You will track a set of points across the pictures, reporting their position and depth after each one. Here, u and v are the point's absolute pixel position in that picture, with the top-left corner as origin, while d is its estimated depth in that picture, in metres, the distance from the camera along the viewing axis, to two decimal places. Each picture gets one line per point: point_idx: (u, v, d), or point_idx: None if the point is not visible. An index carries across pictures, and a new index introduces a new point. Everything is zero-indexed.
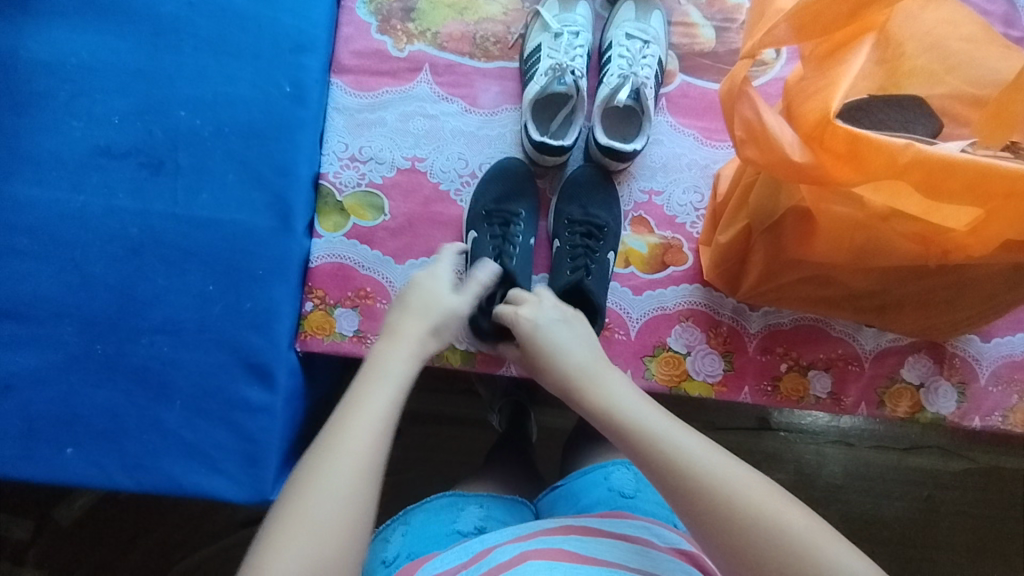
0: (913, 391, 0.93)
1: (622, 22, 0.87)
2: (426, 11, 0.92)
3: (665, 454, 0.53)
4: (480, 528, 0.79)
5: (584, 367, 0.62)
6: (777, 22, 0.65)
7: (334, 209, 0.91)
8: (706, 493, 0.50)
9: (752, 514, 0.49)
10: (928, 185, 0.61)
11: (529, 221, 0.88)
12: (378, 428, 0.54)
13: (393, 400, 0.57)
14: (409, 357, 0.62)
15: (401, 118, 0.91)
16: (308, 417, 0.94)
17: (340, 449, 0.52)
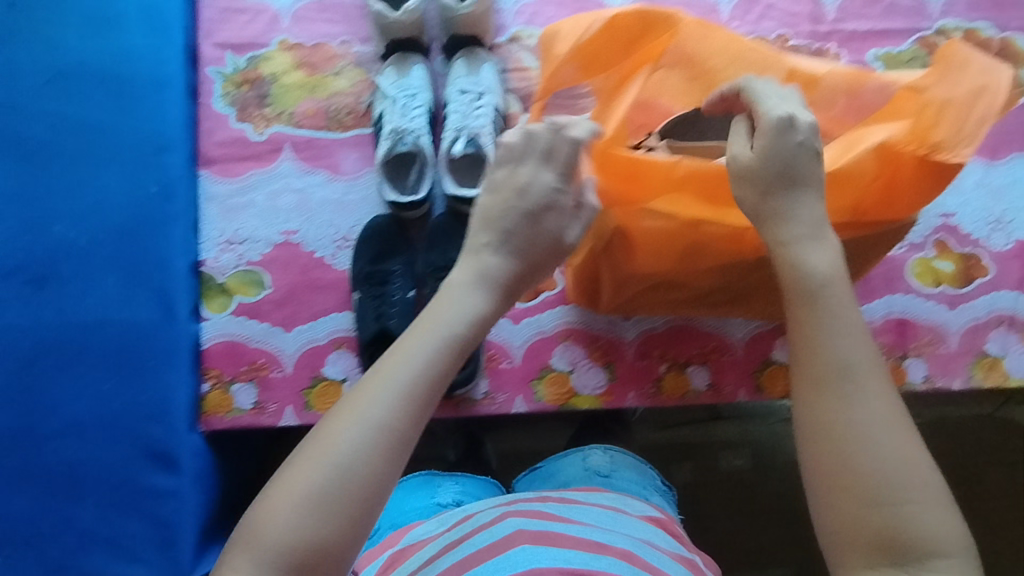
0: (786, 370, 1.00)
1: (454, 80, 0.93)
2: (278, 95, 0.98)
3: (834, 351, 0.52)
4: (457, 501, 0.93)
5: (825, 272, 0.56)
6: (560, 64, 0.75)
7: (217, 291, 0.96)
8: (873, 449, 0.49)
9: (885, 438, 0.49)
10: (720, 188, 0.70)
11: (406, 273, 0.91)
12: (403, 392, 0.50)
13: (433, 356, 0.52)
14: (469, 300, 0.56)
15: (269, 197, 0.97)
16: (227, 491, 0.98)
17: (363, 401, 0.50)
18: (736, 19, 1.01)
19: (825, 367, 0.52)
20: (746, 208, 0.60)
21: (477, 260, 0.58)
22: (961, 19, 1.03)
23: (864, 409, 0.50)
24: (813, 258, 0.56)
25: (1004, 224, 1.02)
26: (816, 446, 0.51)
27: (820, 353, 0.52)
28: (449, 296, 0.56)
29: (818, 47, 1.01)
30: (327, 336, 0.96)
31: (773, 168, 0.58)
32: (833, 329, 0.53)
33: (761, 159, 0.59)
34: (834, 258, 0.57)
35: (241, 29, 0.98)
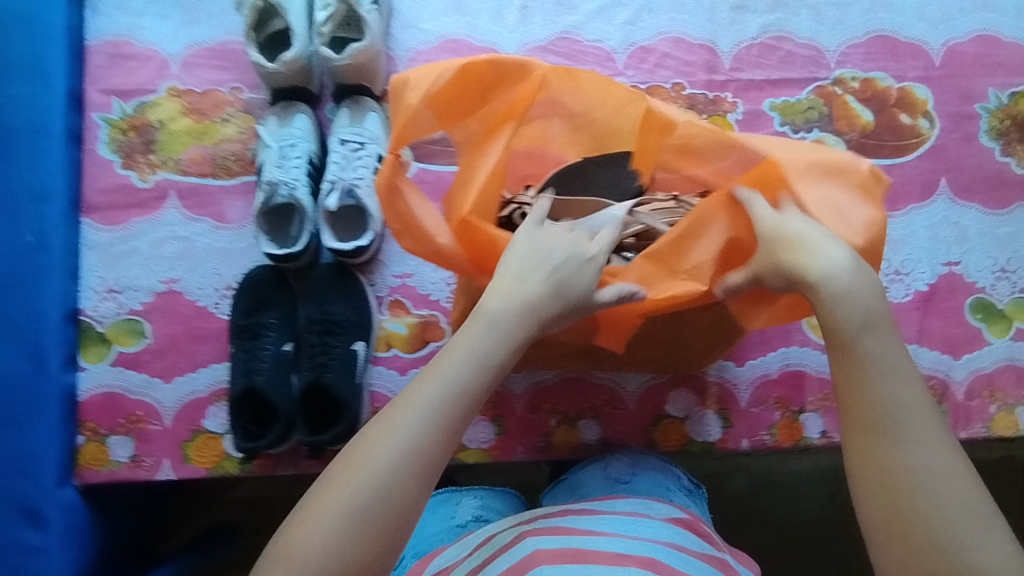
0: (679, 424, 0.98)
1: (337, 130, 0.93)
2: (165, 141, 0.96)
3: (881, 398, 0.59)
4: (478, 517, 0.89)
5: (861, 318, 0.61)
6: (419, 110, 0.67)
7: (96, 340, 0.94)
8: (910, 477, 0.57)
9: (936, 480, 0.56)
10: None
11: (281, 327, 0.90)
12: (434, 415, 0.58)
13: (466, 381, 0.60)
14: (497, 330, 0.63)
15: (152, 245, 0.96)
16: (110, 545, 0.96)
17: (394, 426, 0.57)
18: (631, 67, 1.01)
19: (865, 418, 0.59)
20: (783, 271, 0.63)
21: (514, 290, 0.64)
22: (857, 69, 1.02)
23: (913, 450, 0.57)
24: (840, 310, 0.61)
25: (903, 275, 1.01)
26: (874, 490, 0.58)
27: (867, 400, 0.60)
28: (467, 330, 0.63)
29: (714, 96, 1.01)
30: (208, 387, 0.94)
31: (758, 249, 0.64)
32: (893, 375, 0.60)
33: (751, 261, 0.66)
34: (862, 297, 0.61)
35: (128, 75, 0.97)
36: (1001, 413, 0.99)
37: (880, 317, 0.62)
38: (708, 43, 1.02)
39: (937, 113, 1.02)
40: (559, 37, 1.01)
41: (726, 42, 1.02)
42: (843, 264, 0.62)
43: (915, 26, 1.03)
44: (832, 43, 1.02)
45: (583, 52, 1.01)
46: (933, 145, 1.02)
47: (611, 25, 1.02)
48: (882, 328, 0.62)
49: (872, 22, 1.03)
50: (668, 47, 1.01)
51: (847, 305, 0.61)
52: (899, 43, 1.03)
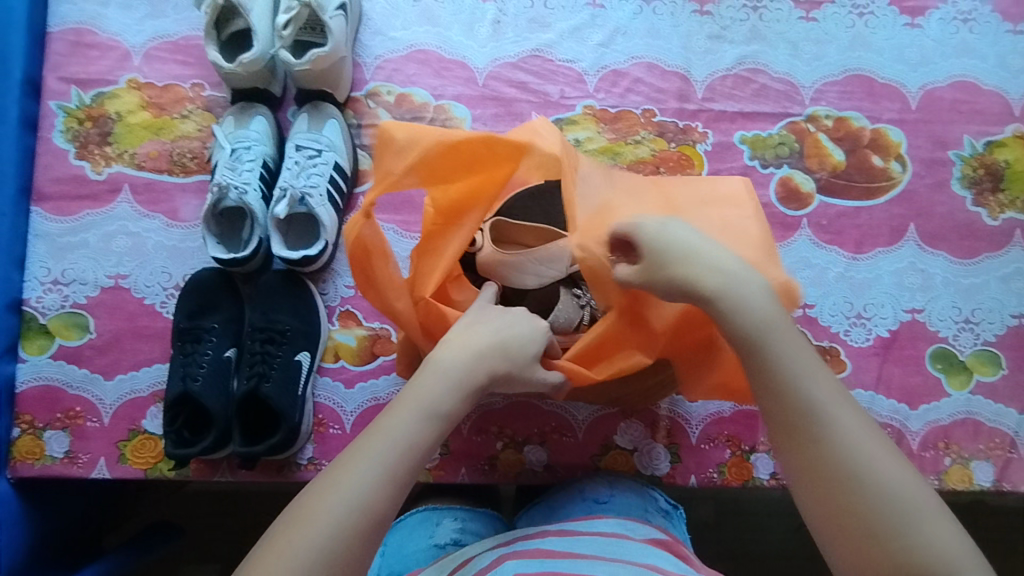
0: (627, 456, 0.94)
1: (295, 135, 0.91)
2: (122, 134, 0.95)
3: (803, 399, 0.62)
4: (456, 540, 0.86)
5: (763, 324, 0.63)
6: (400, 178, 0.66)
7: (37, 332, 0.92)
8: (846, 475, 0.59)
9: (868, 464, 0.59)
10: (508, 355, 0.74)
11: (224, 332, 0.88)
12: (384, 471, 0.59)
13: (416, 434, 0.61)
14: (450, 386, 0.64)
15: (102, 238, 0.93)
16: (45, 540, 0.92)
17: (344, 483, 0.58)
18: (602, 90, 1.00)
19: (787, 421, 0.62)
20: (680, 293, 0.64)
21: (465, 345, 0.67)
22: (831, 107, 1.01)
23: (840, 445, 0.60)
24: (742, 317, 0.63)
25: (865, 320, 0.98)
26: (814, 492, 0.61)
27: (786, 403, 0.62)
28: (420, 382, 0.65)
29: (684, 125, 1.00)
30: (149, 388, 0.92)
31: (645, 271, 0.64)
32: (804, 374, 0.63)
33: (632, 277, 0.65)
34: (761, 304, 0.64)
35: (88, 65, 0.95)
36: (955, 466, 0.94)
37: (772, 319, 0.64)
38: (682, 71, 1.01)
39: (910, 156, 1.01)
40: (531, 54, 1.00)
41: (700, 71, 1.01)
42: (728, 268, 0.65)
43: (893, 67, 1.02)
44: (808, 79, 1.01)
45: (554, 71, 1.00)
46: (903, 190, 1.00)
47: (584, 46, 1.00)
48: (783, 331, 0.64)
49: (849, 60, 1.02)
50: (641, 72, 1.00)
51: (745, 312, 0.64)
52: (876, 83, 1.01)
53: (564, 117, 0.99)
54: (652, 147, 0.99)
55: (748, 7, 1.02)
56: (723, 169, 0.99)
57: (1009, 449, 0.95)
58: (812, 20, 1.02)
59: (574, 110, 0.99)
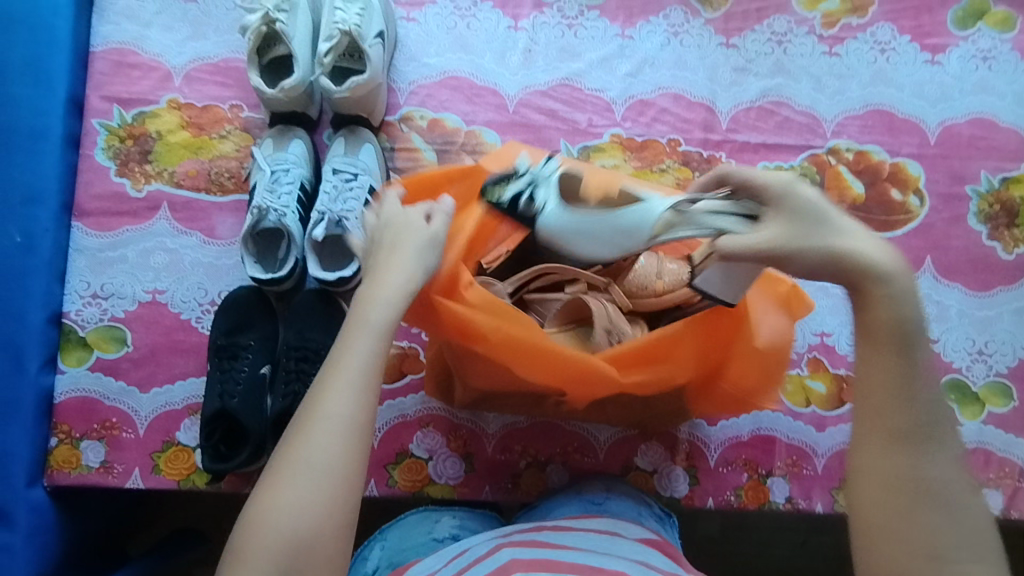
0: (646, 477, 0.96)
1: (331, 158, 0.94)
2: (161, 153, 0.97)
3: (923, 411, 0.56)
4: (454, 535, 0.89)
5: (915, 331, 0.58)
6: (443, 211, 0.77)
7: (77, 344, 0.94)
8: (929, 498, 0.54)
9: (954, 498, 0.54)
10: (532, 357, 0.71)
11: (259, 350, 0.90)
12: (359, 389, 0.58)
13: (376, 351, 0.60)
14: (396, 295, 0.62)
15: (140, 254, 0.96)
16: (77, 546, 0.94)
17: (321, 406, 0.57)
18: (628, 119, 1.02)
19: (898, 419, 0.56)
20: (825, 255, 0.61)
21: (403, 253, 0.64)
22: (852, 140, 1.03)
23: (939, 468, 0.55)
24: (889, 310, 0.59)
25: None
26: (891, 499, 0.55)
27: (911, 408, 0.56)
28: (371, 292, 0.63)
29: (708, 155, 1.02)
30: (183, 400, 0.94)
31: (801, 232, 0.62)
32: (929, 392, 0.57)
33: (788, 235, 0.62)
34: (916, 313, 0.59)
35: (130, 84, 0.98)
36: None
37: (916, 331, 0.58)
38: (707, 102, 1.03)
39: (927, 191, 1.03)
40: (560, 83, 1.02)
41: (725, 103, 1.03)
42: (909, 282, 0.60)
43: (913, 103, 1.04)
44: (830, 113, 1.04)
45: (583, 100, 1.02)
46: (921, 223, 1.03)
47: (612, 76, 1.02)
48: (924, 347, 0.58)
49: (871, 95, 1.04)
50: (667, 102, 1.02)
51: (903, 322, 0.58)
52: (896, 118, 1.04)
53: (592, 145, 1.01)
54: (677, 176, 1.01)
55: (773, 41, 1.04)
56: None
57: (1017, 479, 0.97)
58: (835, 55, 1.04)
59: (602, 138, 1.02)
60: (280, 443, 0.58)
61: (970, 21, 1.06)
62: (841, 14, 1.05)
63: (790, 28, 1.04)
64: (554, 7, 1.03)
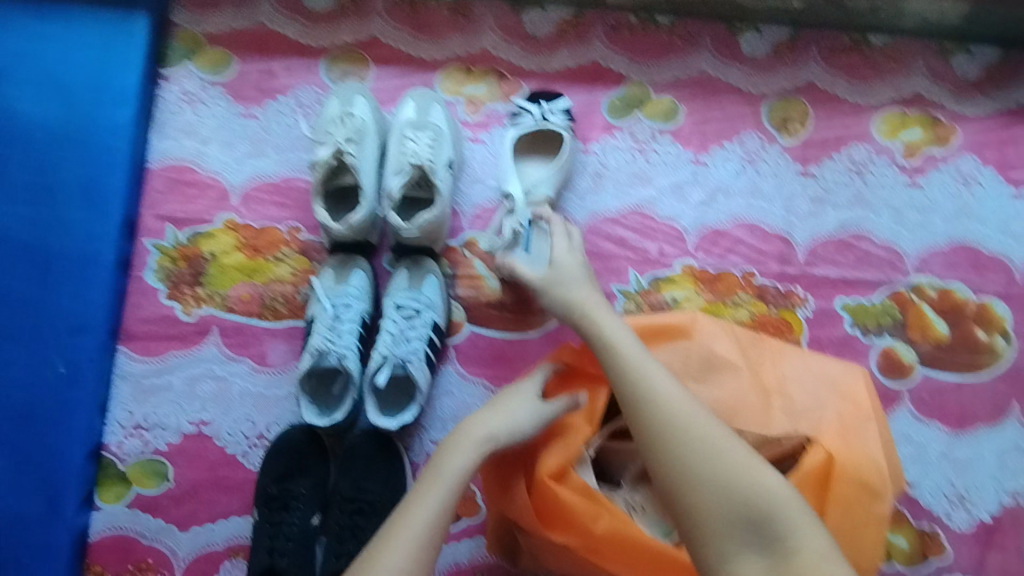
0: None
1: (394, 292, 0.89)
2: (214, 275, 0.93)
3: (640, 383, 0.67)
4: None
5: (614, 332, 0.72)
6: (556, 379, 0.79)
7: (115, 478, 0.89)
8: (691, 444, 0.62)
9: (708, 439, 0.62)
10: (630, 554, 0.69)
11: (311, 498, 0.84)
12: (420, 545, 0.59)
13: (443, 505, 0.62)
14: (469, 455, 0.66)
15: (187, 382, 0.91)
16: None
17: (379, 558, 0.58)
18: (701, 249, 0.98)
19: (632, 400, 0.66)
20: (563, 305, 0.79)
21: (487, 419, 0.69)
22: (936, 277, 0.98)
23: (687, 421, 0.63)
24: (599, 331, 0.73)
25: (967, 502, 0.95)
26: (665, 465, 0.62)
27: (631, 386, 0.67)
28: (448, 446, 0.67)
29: (785, 288, 0.97)
30: (225, 542, 0.88)
31: (569, 277, 0.82)
32: (633, 369, 0.68)
33: (556, 275, 0.82)
34: (607, 319, 0.74)
35: (186, 203, 0.94)
36: None
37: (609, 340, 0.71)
38: (783, 233, 0.99)
39: (1015, 332, 0.98)
40: (631, 210, 0.98)
41: (801, 233, 0.99)
42: (595, 304, 0.77)
43: (1000, 239, 0.99)
44: (913, 248, 0.99)
45: (653, 228, 0.98)
46: (1009, 367, 0.97)
47: (685, 203, 0.98)
48: (631, 341, 0.71)
49: (956, 229, 0.99)
50: (742, 232, 0.98)
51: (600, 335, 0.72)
52: (982, 254, 0.99)
53: (663, 275, 0.97)
54: (751, 310, 0.97)
55: (852, 170, 1.00)
56: (823, 336, 0.97)
57: None
58: (917, 186, 1.00)
59: (673, 269, 0.97)
60: None
61: None
62: (924, 144, 1.01)
63: (870, 157, 1.01)
64: (626, 130, 1.00)
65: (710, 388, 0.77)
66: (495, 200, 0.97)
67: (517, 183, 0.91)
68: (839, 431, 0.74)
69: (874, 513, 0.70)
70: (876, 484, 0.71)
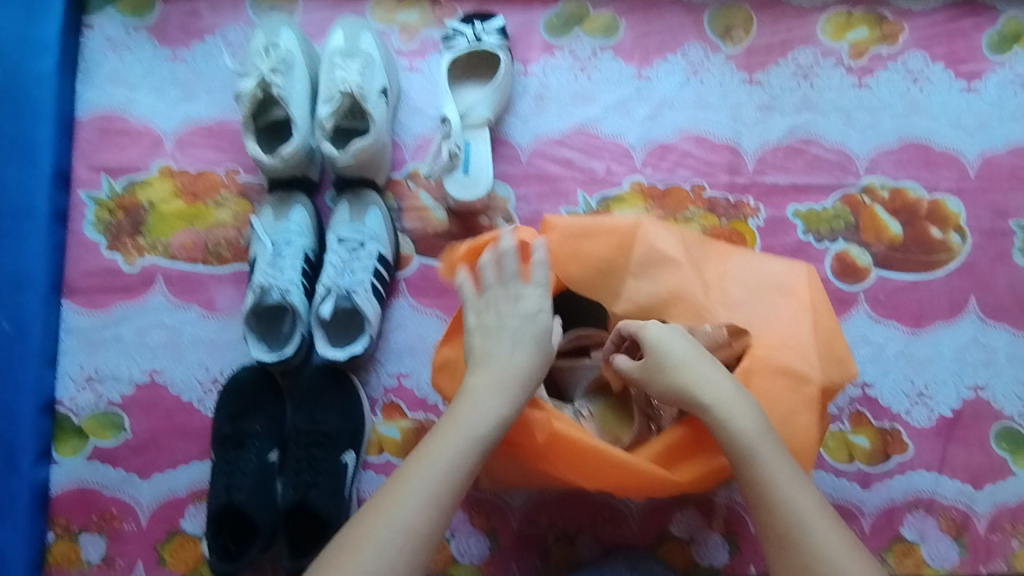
0: (683, 546, 0.92)
1: (336, 225, 0.88)
2: (154, 224, 0.91)
3: (788, 509, 0.60)
4: None
5: (756, 430, 0.63)
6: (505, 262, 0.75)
7: (71, 432, 0.89)
8: None
9: None
10: (573, 460, 0.70)
11: (267, 435, 0.85)
12: (429, 501, 0.56)
13: (458, 457, 0.58)
14: (491, 410, 0.61)
15: (136, 332, 0.90)
16: None
17: (388, 510, 0.55)
18: (649, 165, 0.96)
19: (778, 530, 0.60)
20: (678, 391, 0.66)
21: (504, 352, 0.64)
22: (888, 177, 0.98)
23: (832, 560, 0.57)
24: (728, 425, 0.63)
25: (926, 398, 0.96)
26: None
27: (777, 511, 0.60)
28: (473, 395, 0.61)
29: (735, 199, 0.96)
30: (186, 487, 0.88)
31: (671, 357, 0.66)
32: (779, 490, 0.61)
33: (655, 366, 0.67)
34: (750, 419, 0.63)
35: (118, 152, 0.92)
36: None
37: (745, 440, 0.63)
38: (732, 143, 0.97)
39: (969, 227, 0.97)
40: (575, 129, 0.96)
41: (750, 143, 0.97)
42: (730, 391, 0.65)
43: (950, 133, 0.98)
44: (862, 149, 0.98)
45: (599, 147, 0.96)
46: (963, 262, 0.97)
47: (630, 120, 0.96)
48: (774, 445, 0.63)
49: (906, 127, 0.98)
50: (689, 145, 0.97)
51: (736, 428, 0.63)
52: (933, 151, 0.98)
53: (611, 195, 0.95)
54: (702, 223, 0.96)
55: (800, 74, 0.98)
56: (776, 245, 0.96)
57: None
58: (865, 87, 0.99)
59: (621, 187, 0.95)
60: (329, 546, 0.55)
61: (1006, 46, 0.99)
62: (870, 43, 0.99)
63: (816, 60, 0.99)
64: (565, 49, 0.97)
65: (649, 286, 0.77)
66: (435, 127, 0.95)
67: (453, 105, 0.88)
68: (778, 327, 0.75)
69: (802, 397, 0.72)
70: (805, 371, 0.72)
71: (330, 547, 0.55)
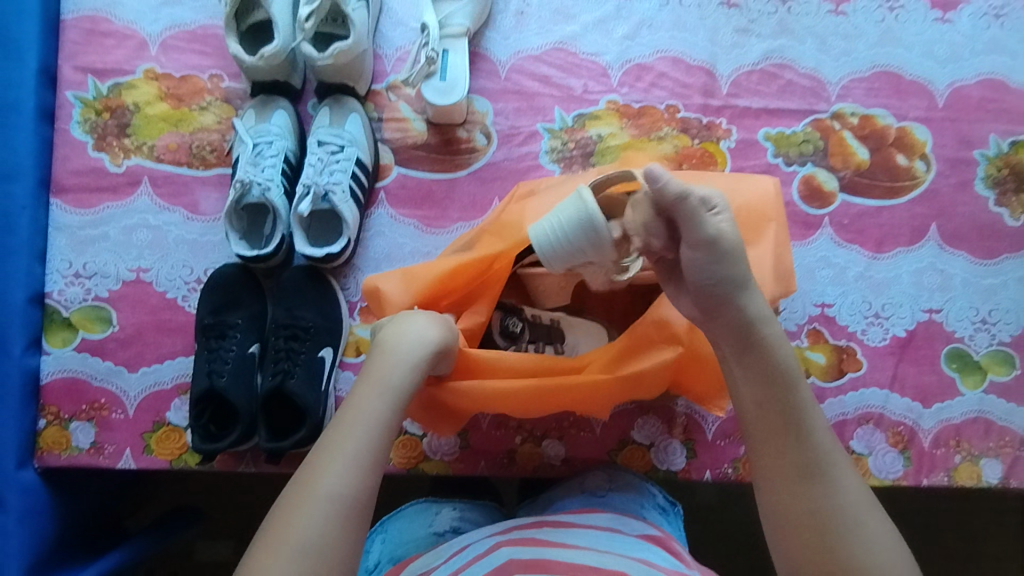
0: (644, 451, 0.96)
1: (316, 130, 0.91)
2: (139, 126, 0.94)
3: (810, 443, 0.63)
4: (455, 528, 0.87)
5: (794, 364, 0.66)
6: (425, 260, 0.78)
7: (61, 325, 0.92)
8: (844, 522, 0.60)
9: (856, 524, 0.60)
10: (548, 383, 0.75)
11: (248, 329, 0.89)
12: (358, 458, 0.59)
13: (385, 413, 0.62)
14: (405, 366, 0.64)
15: (122, 231, 0.93)
16: (72, 528, 0.92)
17: (321, 476, 0.57)
18: (626, 85, 0.98)
19: (803, 459, 0.63)
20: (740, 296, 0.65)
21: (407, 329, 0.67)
22: (858, 104, 1.00)
23: (839, 494, 0.62)
24: (771, 348, 0.66)
25: (882, 319, 0.99)
26: (802, 533, 0.61)
27: (802, 443, 0.63)
28: (384, 356, 0.65)
29: (708, 121, 0.98)
30: (173, 380, 0.92)
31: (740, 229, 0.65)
32: (804, 425, 0.64)
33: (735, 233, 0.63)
34: (790, 356, 0.66)
35: (104, 54, 0.94)
36: (965, 464, 0.96)
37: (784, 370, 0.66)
38: (707, 66, 0.99)
39: (934, 156, 1.00)
40: (554, 47, 0.98)
41: (725, 66, 0.99)
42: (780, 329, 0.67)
43: (922, 63, 1.01)
44: (835, 76, 1.00)
45: (577, 64, 0.98)
46: (926, 189, 1.00)
47: (609, 39, 0.98)
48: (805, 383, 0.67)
49: (879, 55, 1.01)
50: (666, 66, 0.99)
51: (779, 357, 0.66)
52: (904, 80, 1.01)
53: (588, 112, 0.97)
54: (675, 144, 0.98)
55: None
56: (746, 167, 0.98)
57: (1018, 448, 0.97)
58: (841, 14, 1.01)
59: (598, 105, 0.97)
60: (268, 518, 0.57)
61: None
62: None
63: None
64: None
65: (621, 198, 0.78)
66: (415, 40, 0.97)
67: (432, 13, 0.91)
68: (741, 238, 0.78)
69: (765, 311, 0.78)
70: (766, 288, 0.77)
71: (268, 520, 0.57)
